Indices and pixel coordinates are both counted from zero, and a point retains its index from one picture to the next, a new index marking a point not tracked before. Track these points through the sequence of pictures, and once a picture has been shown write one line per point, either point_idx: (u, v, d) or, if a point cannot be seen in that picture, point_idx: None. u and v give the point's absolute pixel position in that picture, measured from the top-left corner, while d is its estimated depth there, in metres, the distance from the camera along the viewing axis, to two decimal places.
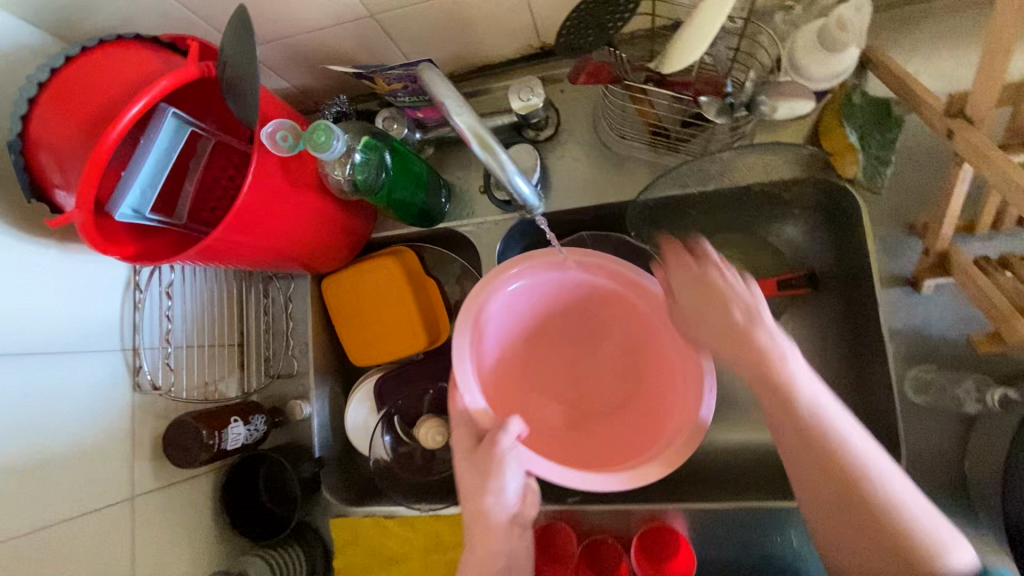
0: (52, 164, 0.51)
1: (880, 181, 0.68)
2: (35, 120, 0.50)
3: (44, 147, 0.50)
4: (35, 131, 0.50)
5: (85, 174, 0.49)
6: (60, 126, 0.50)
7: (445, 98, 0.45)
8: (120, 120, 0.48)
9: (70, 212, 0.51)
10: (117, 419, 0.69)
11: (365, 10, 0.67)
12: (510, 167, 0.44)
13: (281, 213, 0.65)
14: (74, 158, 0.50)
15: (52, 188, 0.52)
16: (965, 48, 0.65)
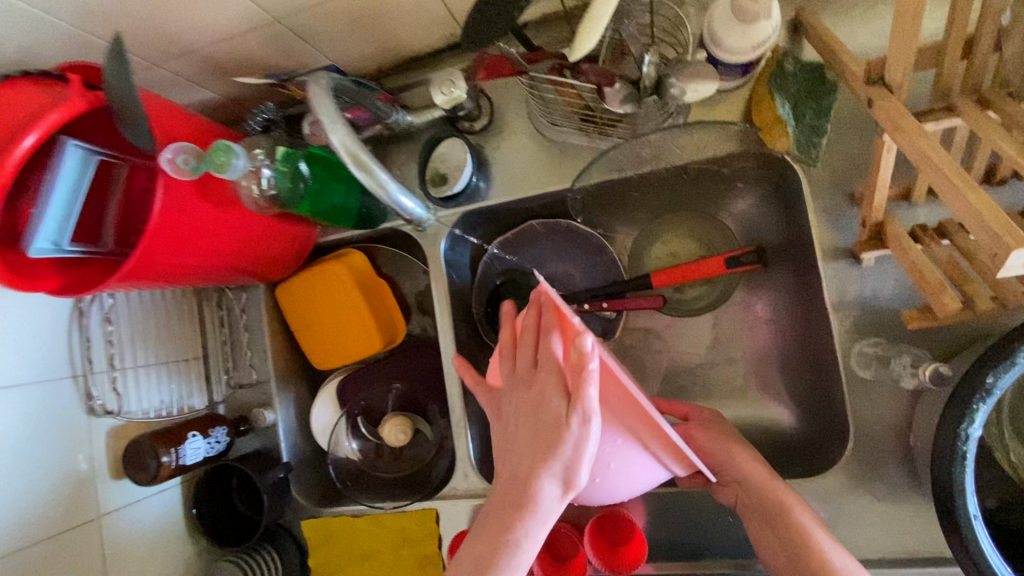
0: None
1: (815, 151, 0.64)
2: None
3: None
4: None
5: None
6: None
7: (322, 117, 0.44)
8: (5, 164, 0.48)
9: None
10: (73, 443, 0.71)
11: (268, 15, 0.64)
12: (389, 184, 0.43)
13: (204, 232, 0.65)
14: None
15: None
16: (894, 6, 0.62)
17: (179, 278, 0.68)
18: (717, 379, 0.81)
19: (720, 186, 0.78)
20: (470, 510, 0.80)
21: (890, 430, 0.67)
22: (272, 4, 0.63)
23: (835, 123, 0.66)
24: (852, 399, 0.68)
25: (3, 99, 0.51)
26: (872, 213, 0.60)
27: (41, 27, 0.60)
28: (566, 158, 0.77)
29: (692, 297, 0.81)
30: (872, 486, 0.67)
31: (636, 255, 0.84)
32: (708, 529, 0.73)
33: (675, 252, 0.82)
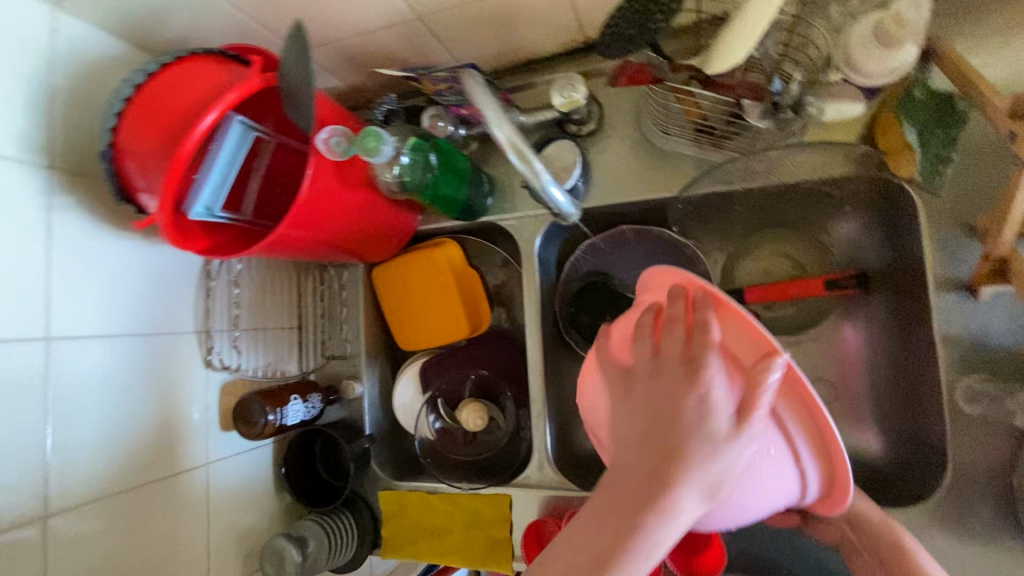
0: (136, 169, 0.56)
1: (938, 181, 0.65)
2: (123, 132, 0.56)
3: (130, 156, 0.56)
4: (123, 142, 0.56)
5: (166, 181, 0.54)
6: (143, 137, 0.55)
7: (486, 110, 0.47)
8: (194, 132, 0.53)
9: (154, 214, 0.57)
10: (194, 393, 0.77)
11: (412, 14, 0.69)
12: (545, 177, 0.46)
13: (336, 211, 0.70)
14: (157, 166, 0.55)
15: (138, 192, 0.58)
16: None
17: (304, 250, 0.74)
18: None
19: (826, 207, 0.77)
20: (544, 500, 0.83)
21: (989, 470, 0.66)
22: (418, 4, 0.67)
23: (960, 154, 0.66)
24: (953, 435, 0.66)
25: (191, 74, 0.56)
26: (998, 247, 0.59)
27: (216, 12, 0.66)
28: (672, 167, 0.78)
29: (784, 316, 0.81)
30: (966, 525, 0.66)
31: (728, 269, 0.85)
32: (785, 546, 0.73)
33: (768, 269, 0.83)
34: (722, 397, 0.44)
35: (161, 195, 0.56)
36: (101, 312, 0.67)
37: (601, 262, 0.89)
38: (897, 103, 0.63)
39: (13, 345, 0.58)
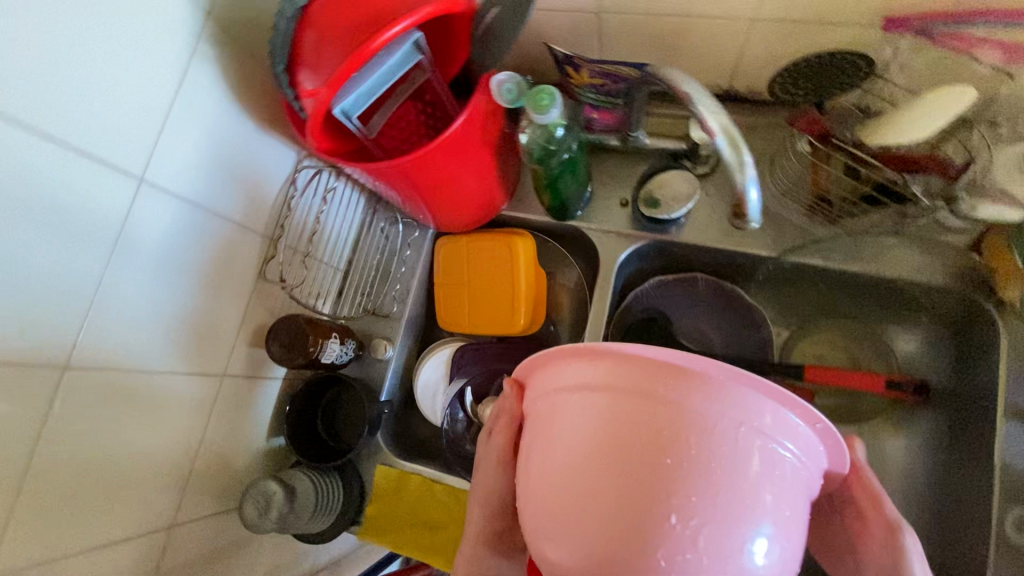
0: (313, 50, 0.54)
1: None
2: (315, 2, 0.54)
3: (313, 28, 0.54)
4: (311, 13, 0.54)
5: (343, 63, 0.52)
6: (334, 14, 0.53)
7: (696, 93, 0.48)
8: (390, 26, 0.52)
9: (312, 93, 0.54)
10: (238, 298, 0.71)
11: (592, 6, 0.70)
12: (750, 172, 0.46)
13: (460, 160, 0.70)
14: (336, 45, 0.53)
15: (299, 66, 0.56)
16: None
17: (407, 190, 0.73)
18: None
19: (904, 315, 0.80)
20: None
21: None
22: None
23: None
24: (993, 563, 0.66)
25: None
26: None
27: None
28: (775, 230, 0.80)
29: (834, 404, 0.82)
30: None
31: (794, 343, 0.86)
32: None
33: (828, 355, 0.84)
34: (674, 493, 0.37)
35: (328, 75, 0.53)
36: (192, 178, 0.62)
37: (670, 301, 0.89)
38: (1009, 232, 0.67)
39: (109, 178, 0.54)
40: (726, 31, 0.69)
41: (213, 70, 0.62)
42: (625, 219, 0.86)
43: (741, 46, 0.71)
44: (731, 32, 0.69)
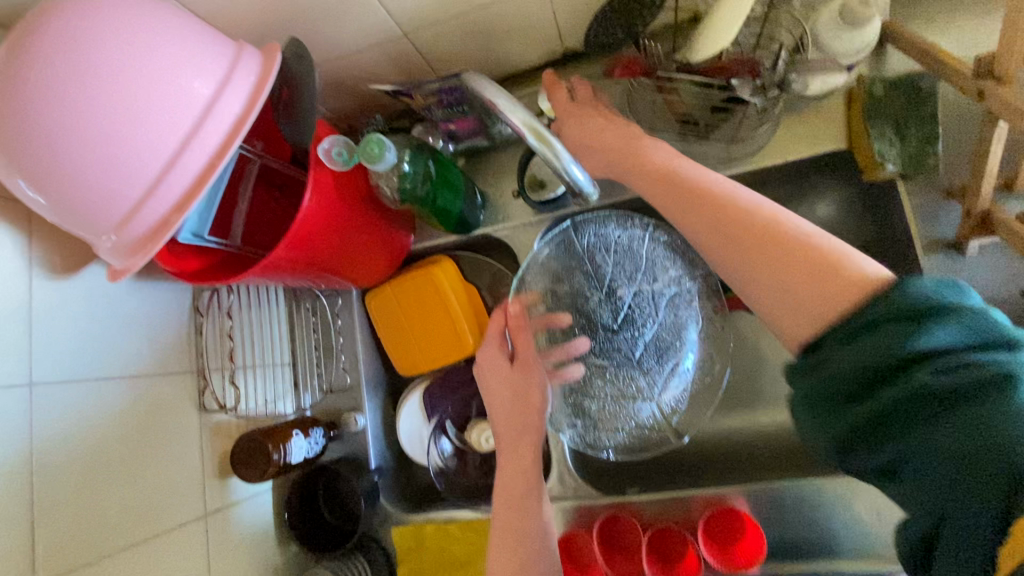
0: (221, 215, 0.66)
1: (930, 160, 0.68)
2: (217, 185, 0.62)
3: (228, 213, 0.66)
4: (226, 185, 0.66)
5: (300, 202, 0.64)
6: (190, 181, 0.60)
7: (496, 97, 0.48)
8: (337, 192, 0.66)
9: (190, 250, 0.63)
10: (188, 441, 0.71)
11: (397, 29, 0.69)
12: (564, 156, 0.48)
13: (333, 232, 0.67)
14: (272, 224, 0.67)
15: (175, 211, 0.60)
16: (989, 11, 0.65)
17: (306, 274, 0.71)
18: None
19: (815, 184, 0.82)
20: (571, 513, 0.79)
21: None
22: (404, 17, 0.67)
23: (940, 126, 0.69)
24: None
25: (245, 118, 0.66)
26: (977, 202, 0.63)
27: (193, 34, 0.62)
28: None
29: None
30: None
31: None
32: (820, 522, 0.72)
33: None
34: None
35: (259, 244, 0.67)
36: (78, 356, 0.60)
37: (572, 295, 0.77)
38: (867, 108, 0.70)
39: (67, 387, 0.59)
40: (531, 3, 0.68)
41: (33, 249, 0.58)
42: (525, 208, 0.85)
43: (552, 12, 0.70)
44: (536, 2, 0.68)
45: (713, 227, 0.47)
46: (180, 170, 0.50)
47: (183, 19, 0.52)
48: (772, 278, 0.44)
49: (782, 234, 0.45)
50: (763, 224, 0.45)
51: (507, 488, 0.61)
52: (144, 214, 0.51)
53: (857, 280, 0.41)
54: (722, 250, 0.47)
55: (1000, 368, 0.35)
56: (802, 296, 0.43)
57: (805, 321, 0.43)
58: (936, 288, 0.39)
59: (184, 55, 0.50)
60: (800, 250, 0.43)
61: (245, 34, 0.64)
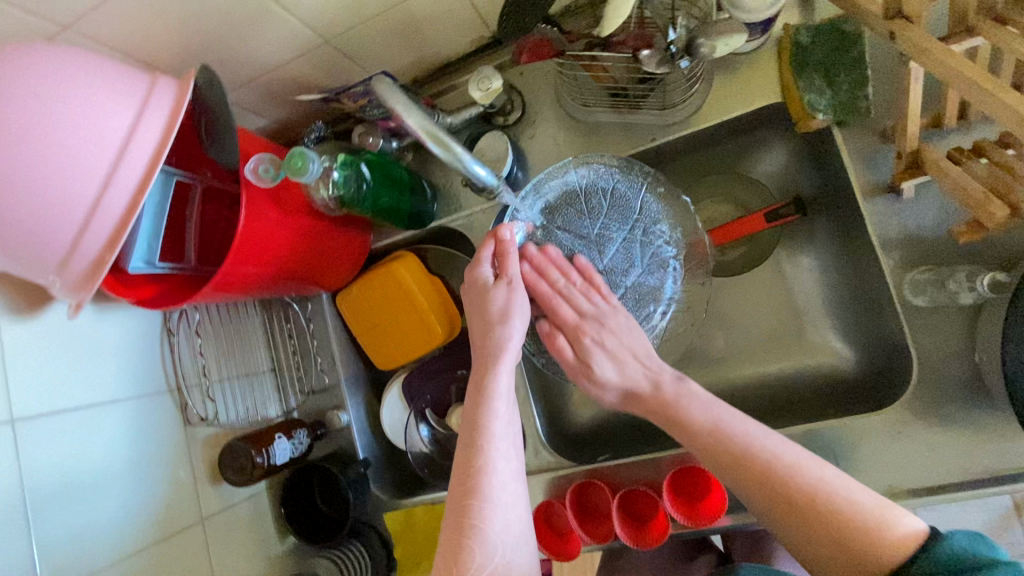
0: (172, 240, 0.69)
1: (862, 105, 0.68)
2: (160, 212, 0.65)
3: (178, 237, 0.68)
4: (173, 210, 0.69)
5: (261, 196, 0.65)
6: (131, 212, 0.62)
7: (394, 104, 0.49)
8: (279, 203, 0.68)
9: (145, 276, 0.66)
10: (176, 454, 0.75)
11: (318, 37, 0.70)
12: (465, 156, 0.49)
13: (280, 242, 0.69)
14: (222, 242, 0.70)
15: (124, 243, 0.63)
16: None
17: (264, 286, 0.74)
18: (760, 325, 0.85)
19: (760, 135, 0.82)
20: (548, 485, 0.83)
21: (952, 352, 0.66)
22: (321, 24, 0.68)
23: (870, 68, 0.68)
24: (909, 330, 0.67)
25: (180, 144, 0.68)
26: (906, 142, 0.62)
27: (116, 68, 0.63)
28: (604, 140, 0.81)
29: (732, 257, 0.86)
30: (945, 411, 0.66)
31: None
32: None
33: (713, 217, 0.87)
34: None
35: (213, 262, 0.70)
36: (54, 388, 0.64)
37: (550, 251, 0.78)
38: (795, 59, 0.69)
39: (48, 419, 0.63)
40: None
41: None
42: (476, 196, 0.86)
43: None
44: None
45: (717, 463, 0.53)
46: (106, 209, 0.53)
47: (91, 61, 0.53)
48: (811, 554, 0.48)
49: (782, 478, 0.49)
50: (786, 489, 0.48)
51: (483, 395, 0.56)
52: (82, 252, 0.54)
53: (899, 548, 0.43)
54: (738, 481, 0.51)
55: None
56: (827, 551, 0.46)
57: (820, 549, 0.47)
58: (962, 551, 0.41)
59: (94, 95, 0.52)
60: (819, 515, 0.47)
61: (167, 62, 0.66)
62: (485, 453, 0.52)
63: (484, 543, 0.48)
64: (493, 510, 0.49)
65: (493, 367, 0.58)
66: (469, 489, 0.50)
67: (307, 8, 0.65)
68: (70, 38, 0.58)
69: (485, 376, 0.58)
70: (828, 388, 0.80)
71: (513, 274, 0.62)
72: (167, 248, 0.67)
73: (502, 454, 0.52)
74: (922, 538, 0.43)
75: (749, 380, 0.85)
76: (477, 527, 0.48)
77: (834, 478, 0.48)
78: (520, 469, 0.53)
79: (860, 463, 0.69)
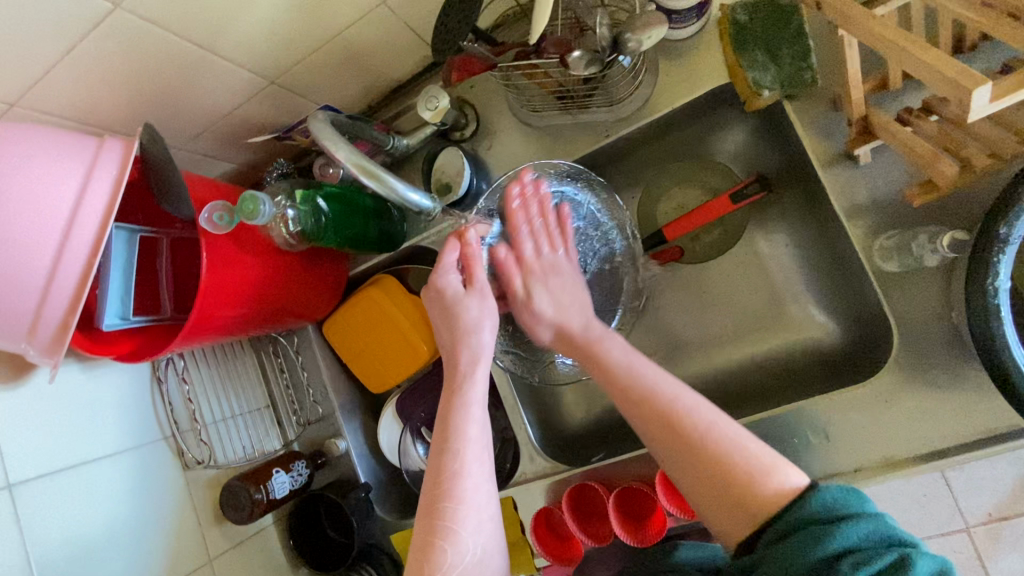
0: (146, 293, 0.71)
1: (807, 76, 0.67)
2: (129, 269, 0.66)
3: (151, 289, 0.70)
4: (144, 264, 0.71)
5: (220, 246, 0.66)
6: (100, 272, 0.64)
7: (324, 140, 0.50)
8: (242, 247, 0.69)
9: (124, 332, 0.68)
10: (177, 499, 0.77)
11: (263, 79, 0.72)
12: (398, 184, 0.50)
13: (248, 283, 0.70)
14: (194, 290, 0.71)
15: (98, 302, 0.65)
16: None
17: (242, 328, 0.75)
18: (741, 307, 0.84)
19: (720, 116, 0.80)
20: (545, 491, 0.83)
21: (928, 314, 0.64)
22: (263, 68, 0.70)
23: (811, 37, 0.67)
24: (883, 297, 0.66)
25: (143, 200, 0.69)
26: (853, 108, 0.61)
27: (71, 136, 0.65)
28: (560, 141, 0.81)
29: (706, 242, 0.85)
30: (930, 375, 0.64)
31: (644, 217, 0.89)
32: None
33: (683, 203, 0.86)
34: None
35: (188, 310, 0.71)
36: (48, 450, 0.66)
37: None
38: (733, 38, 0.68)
39: (43, 479, 0.65)
40: (378, 20, 0.69)
41: None
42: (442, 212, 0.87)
43: (403, 22, 0.71)
44: (382, 18, 0.69)
45: (638, 409, 0.55)
46: (63, 275, 0.55)
47: (35, 134, 0.55)
48: (710, 507, 0.50)
49: (685, 430, 0.51)
50: (671, 412, 0.53)
51: (459, 400, 0.56)
52: (47, 318, 0.56)
53: (777, 497, 0.47)
54: (648, 427, 0.54)
55: (894, 561, 0.42)
56: (725, 503, 0.49)
57: (727, 514, 0.49)
58: (832, 505, 0.45)
59: (41, 166, 0.54)
60: (708, 453, 0.50)
61: (120, 124, 0.68)
62: (460, 458, 0.53)
63: (456, 541, 0.50)
64: (465, 512, 0.51)
65: (467, 372, 0.58)
66: (443, 492, 0.52)
67: (246, 55, 0.67)
68: (22, 115, 0.61)
69: (458, 378, 0.58)
70: (816, 363, 0.79)
71: (481, 282, 0.61)
72: (142, 302, 0.69)
73: (477, 459, 0.53)
74: (796, 492, 0.47)
75: (736, 364, 0.84)
76: (450, 528, 0.50)
77: (724, 425, 0.51)
78: (493, 472, 0.54)
79: (851, 437, 0.67)
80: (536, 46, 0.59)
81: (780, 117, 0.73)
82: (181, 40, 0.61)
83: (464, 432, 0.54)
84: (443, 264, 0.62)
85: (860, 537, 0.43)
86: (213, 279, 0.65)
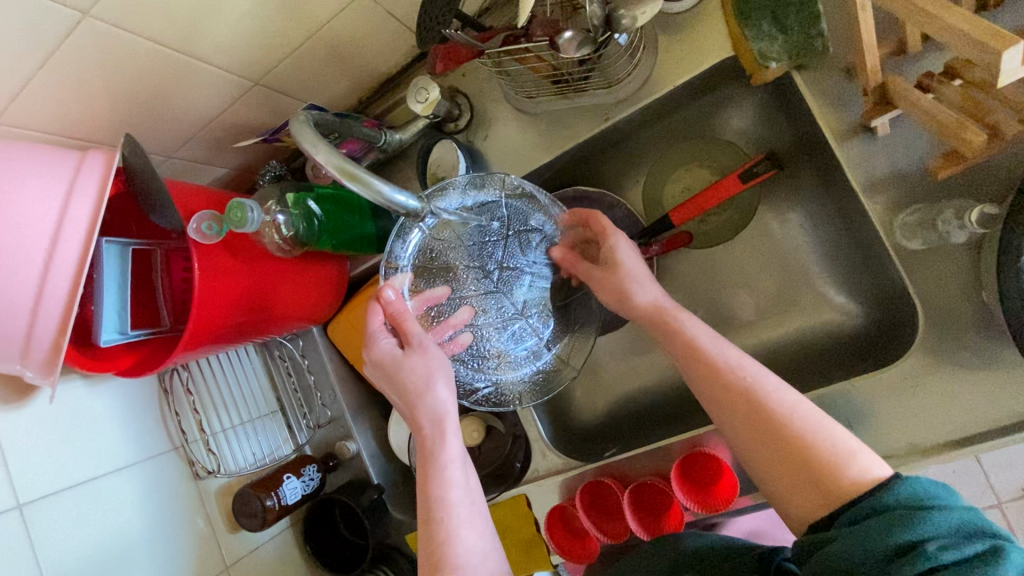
0: (143, 306, 0.70)
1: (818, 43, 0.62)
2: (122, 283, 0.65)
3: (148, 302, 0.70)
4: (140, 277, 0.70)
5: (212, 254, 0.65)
6: (94, 288, 0.63)
7: (304, 144, 0.48)
8: (234, 256, 0.67)
9: (122, 349, 0.67)
10: (190, 509, 0.78)
11: (247, 80, 0.69)
12: (383, 187, 0.48)
13: (243, 293, 0.68)
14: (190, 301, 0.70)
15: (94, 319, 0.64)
16: None
17: (242, 336, 0.74)
18: (754, 292, 0.81)
19: (725, 92, 0.76)
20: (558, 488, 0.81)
21: (956, 293, 0.60)
22: (246, 68, 0.67)
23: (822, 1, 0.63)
24: (905, 277, 0.62)
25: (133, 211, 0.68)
26: (868, 76, 0.57)
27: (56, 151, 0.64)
28: (558, 128, 0.77)
29: (717, 223, 0.82)
30: (959, 357, 0.60)
31: (650, 201, 0.85)
32: None
33: (689, 184, 0.83)
34: None
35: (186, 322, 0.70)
36: (57, 467, 0.66)
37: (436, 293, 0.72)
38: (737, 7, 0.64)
39: (54, 497, 0.65)
40: (361, 11, 0.67)
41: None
42: None
43: (387, 12, 0.68)
44: (365, 9, 0.66)
45: (725, 394, 0.53)
46: (51, 293, 0.54)
47: (14, 150, 0.54)
48: (779, 480, 0.49)
49: (769, 415, 0.50)
50: (749, 388, 0.52)
51: (434, 468, 0.56)
52: (39, 337, 0.55)
53: (850, 481, 0.45)
54: (738, 417, 0.52)
55: (986, 552, 0.37)
56: (796, 483, 0.48)
57: (803, 494, 0.47)
58: (926, 493, 0.41)
59: (22, 183, 0.53)
60: (790, 433, 0.49)
61: (104, 134, 0.66)
62: (444, 527, 0.53)
63: None
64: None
65: (437, 434, 0.58)
66: (438, 562, 0.52)
67: (227, 56, 0.64)
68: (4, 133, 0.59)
69: (429, 445, 0.58)
70: (836, 346, 0.75)
71: (418, 337, 0.61)
72: (139, 315, 0.68)
73: (466, 520, 0.54)
74: (875, 483, 0.44)
75: (752, 350, 0.81)
76: None
77: (785, 393, 0.51)
78: (484, 525, 0.54)
79: (877, 425, 0.63)
80: (524, 29, 0.56)
81: (790, 87, 0.68)
82: (158, 45, 0.59)
83: (443, 495, 0.55)
84: (373, 329, 0.62)
85: (964, 525, 0.39)
86: (208, 289, 0.64)
